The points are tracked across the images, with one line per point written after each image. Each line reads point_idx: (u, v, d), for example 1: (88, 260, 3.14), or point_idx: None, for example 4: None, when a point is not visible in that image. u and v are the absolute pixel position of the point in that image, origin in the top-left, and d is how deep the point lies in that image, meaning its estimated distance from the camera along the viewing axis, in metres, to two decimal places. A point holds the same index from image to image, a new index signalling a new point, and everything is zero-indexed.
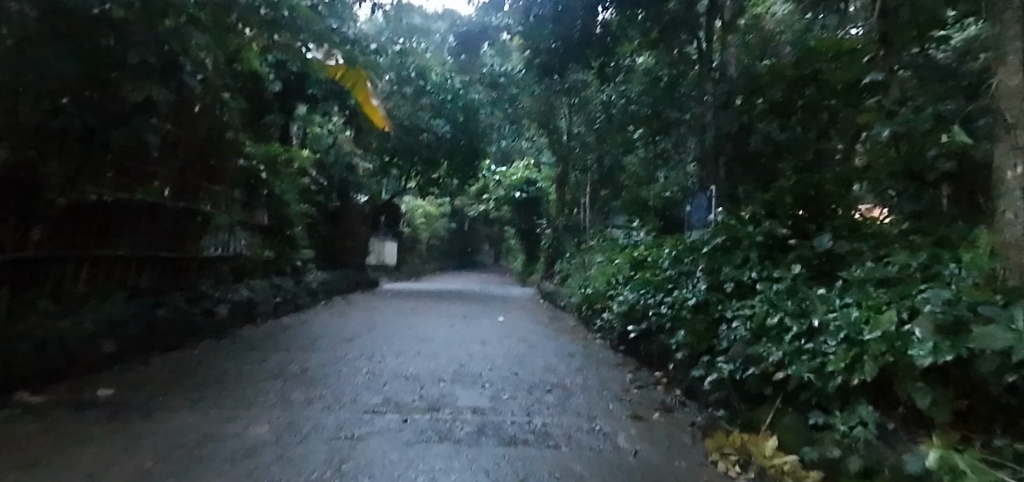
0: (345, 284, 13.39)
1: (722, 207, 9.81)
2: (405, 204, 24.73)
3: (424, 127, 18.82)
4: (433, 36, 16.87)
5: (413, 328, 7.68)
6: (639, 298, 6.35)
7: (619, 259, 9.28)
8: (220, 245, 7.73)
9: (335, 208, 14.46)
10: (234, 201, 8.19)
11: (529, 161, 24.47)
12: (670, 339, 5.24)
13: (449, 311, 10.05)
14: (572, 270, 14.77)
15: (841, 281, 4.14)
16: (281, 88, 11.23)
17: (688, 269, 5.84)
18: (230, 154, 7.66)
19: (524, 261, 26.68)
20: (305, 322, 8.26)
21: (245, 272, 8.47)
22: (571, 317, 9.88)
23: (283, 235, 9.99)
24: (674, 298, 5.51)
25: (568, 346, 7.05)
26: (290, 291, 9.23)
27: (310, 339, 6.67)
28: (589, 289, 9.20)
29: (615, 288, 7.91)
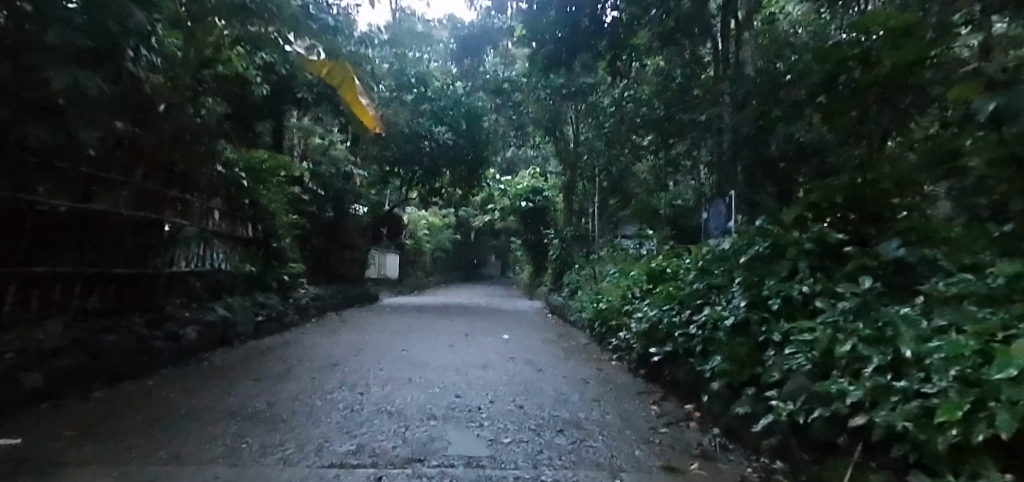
0: (341, 299, 12.67)
1: (743, 213, 9.04)
2: (408, 215, 24.06)
3: (423, 134, 17.95)
4: (436, 44, 16.79)
5: (407, 351, 6.90)
6: (662, 316, 5.57)
7: (634, 270, 8.51)
8: (195, 259, 7.02)
9: (330, 220, 13.50)
10: (212, 211, 7.51)
11: (536, 170, 23.78)
12: (703, 366, 4.44)
13: (451, 328, 9.27)
14: (581, 281, 14.00)
15: (922, 298, 3.33)
16: (270, 92, 10.64)
17: (719, 283, 5.06)
18: (204, 158, 6.96)
19: (531, 273, 25.88)
20: (289, 343, 7.49)
21: (223, 289, 7.74)
22: (583, 335, 9.07)
23: (270, 248, 9.31)
24: (706, 318, 4.72)
25: (580, 369, 6.25)
26: (275, 310, 8.49)
27: (288, 365, 5.90)
28: (602, 304, 8.44)
29: (632, 303, 7.14)
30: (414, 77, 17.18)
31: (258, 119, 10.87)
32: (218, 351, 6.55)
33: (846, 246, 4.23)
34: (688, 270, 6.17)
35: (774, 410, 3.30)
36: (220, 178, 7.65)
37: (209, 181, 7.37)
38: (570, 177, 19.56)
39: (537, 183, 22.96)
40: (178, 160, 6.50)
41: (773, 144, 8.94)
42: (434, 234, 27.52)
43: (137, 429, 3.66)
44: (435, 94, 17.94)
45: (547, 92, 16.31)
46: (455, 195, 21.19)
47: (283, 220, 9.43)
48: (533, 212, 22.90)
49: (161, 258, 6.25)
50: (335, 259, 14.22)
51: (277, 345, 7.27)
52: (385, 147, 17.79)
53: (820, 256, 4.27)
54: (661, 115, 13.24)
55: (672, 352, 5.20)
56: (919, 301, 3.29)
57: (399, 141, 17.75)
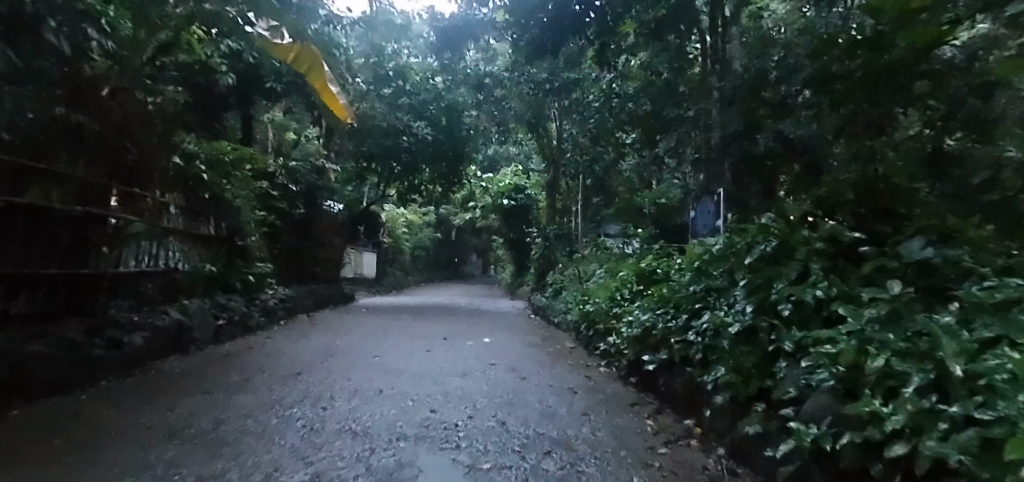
0: (313, 300, 12.10)
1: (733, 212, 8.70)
2: (386, 212, 23.46)
3: (401, 128, 17.15)
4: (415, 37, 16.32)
5: (380, 357, 6.41)
6: (656, 320, 5.16)
7: (622, 270, 8.11)
8: (147, 258, 6.47)
9: (301, 217, 12.80)
10: (167, 206, 6.95)
11: (518, 168, 23.34)
12: (704, 378, 4.03)
13: (429, 331, 8.79)
14: (564, 281, 13.60)
15: (958, 304, 2.93)
16: (236, 81, 10.07)
17: (719, 285, 4.66)
18: (158, 148, 6.40)
19: (513, 272, 25.45)
20: (252, 349, 6.95)
21: (180, 290, 7.18)
22: (567, 338, 8.65)
23: (235, 246, 8.76)
24: (706, 322, 4.31)
25: (567, 377, 5.81)
26: (239, 312, 7.94)
27: (247, 374, 5.37)
28: (588, 306, 8.04)
29: (621, 306, 6.75)
30: (391, 68, 16.43)
31: (225, 110, 10.29)
32: (170, 359, 5.99)
33: (861, 245, 3.85)
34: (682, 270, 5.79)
35: (792, 434, 2.89)
36: (176, 170, 7.07)
37: (164, 173, 6.80)
38: (553, 175, 19.16)
39: (519, 181, 22.53)
40: (124, 149, 5.93)
41: (762, 140, 8.63)
42: (414, 232, 26.97)
43: (53, 457, 3.13)
44: (413, 88, 17.11)
45: (530, 87, 15.91)
46: (435, 192, 20.65)
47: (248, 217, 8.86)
48: (515, 210, 22.47)
49: (103, 257, 5.67)
50: (307, 257, 13.67)
51: (239, 351, 6.72)
52: (362, 140, 16.76)
53: (832, 256, 3.88)
54: (647, 111, 12.90)
55: (669, 359, 4.79)
56: (954, 308, 2.89)
57: (378, 136, 16.85)
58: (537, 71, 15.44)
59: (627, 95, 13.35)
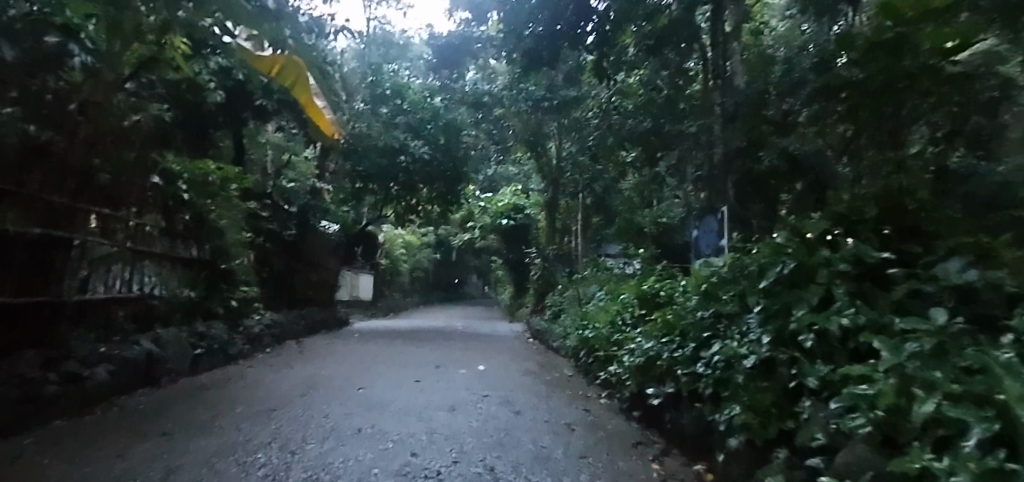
0: (304, 325, 11.67)
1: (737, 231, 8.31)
2: (384, 233, 23.10)
3: (399, 147, 16.85)
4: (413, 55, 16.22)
5: (365, 389, 5.99)
6: (661, 349, 4.75)
7: (623, 292, 7.70)
8: (117, 283, 6.08)
9: (292, 238, 12.45)
10: (142, 229, 6.58)
11: (517, 187, 23.02)
12: (717, 417, 3.60)
13: (421, 359, 8.36)
14: (563, 303, 13.16)
15: (1013, 335, 2.49)
16: (224, 99, 9.79)
17: (730, 310, 4.25)
18: (132, 165, 6.05)
19: (512, 294, 25.00)
20: (230, 380, 6.52)
21: (156, 318, 6.78)
22: (566, 365, 8.21)
23: (219, 269, 8.38)
24: (717, 353, 3.89)
25: (564, 411, 5.37)
26: (220, 340, 7.53)
27: (216, 411, 4.95)
28: (588, 331, 7.63)
29: (622, 332, 6.33)
30: (388, 86, 16.61)
31: (214, 129, 10.00)
32: (138, 392, 5.55)
33: (888, 266, 3.46)
34: (688, 293, 5.39)
35: None
36: (153, 190, 6.71)
37: (140, 193, 6.44)
38: (552, 194, 18.84)
39: (519, 200, 22.19)
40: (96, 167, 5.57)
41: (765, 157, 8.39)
42: (412, 253, 26.59)
43: None
44: (411, 107, 17.03)
45: (529, 104, 15.64)
46: (433, 213, 20.31)
47: (233, 239, 8.50)
48: (514, 231, 22.11)
49: (68, 282, 5.26)
50: (299, 281, 13.24)
51: (214, 383, 6.29)
52: (357, 160, 16.67)
53: (855, 279, 3.48)
54: (648, 127, 12.60)
55: (675, 393, 4.36)
56: (1008, 340, 2.46)
57: (375, 154, 16.72)
58: (533, 88, 15.23)
59: (627, 111, 13.05)
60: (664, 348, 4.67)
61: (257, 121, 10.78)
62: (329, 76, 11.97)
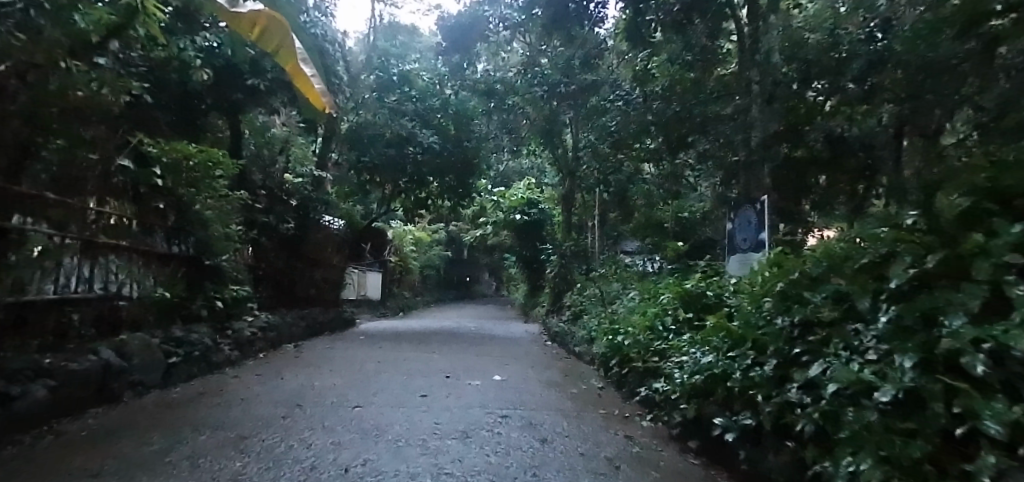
0: (303, 328, 10.74)
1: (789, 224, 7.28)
2: (393, 229, 22.19)
3: (407, 136, 15.57)
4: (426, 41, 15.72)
5: (361, 409, 5.05)
6: (729, 367, 3.74)
7: (662, 292, 6.70)
8: (75, 280, 5.21)
9: (292, 234, 11.55)
10: (106, 220, 5.69)
11: (530, 181, 22.04)
12: (830, 465, 2.62)
13: (430, 368, 7.43)
14: (584, 303, 12.13)
15: None
16: (213, 78, 8.91)
17: (831, 317, 3.23)
18: (90, 142, 5.21)
19: (527, 291, 24.02)
20: (207, 394, 5.60)
21: (124, 321, 5.88)
22: (593, 375, 7.25)
23: (205, 267, 7.50)
24: (822, 376, 2.87)
25: (602, 439, 4.39)
26: (202, 346, 6.63)
27: (177, 441, 4.04)
28: (618, 337, 6.67)
29: (666, 341, 5.35)
30: (395, 74, 15.67)
31: (203, 112, 9.13)
32: (88, 413, 4.63)
33: None
34: (756, 293, 4.36)
35: None
36: (121, 173, 5.94)
37: (100, 177, 5.59)
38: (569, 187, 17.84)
39: (533, 195, 21.17)
40: (38, 143, 4.66)
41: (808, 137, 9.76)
42: (423, 250, 25.68)
43: None
44: (419, 94, 15.95)
45: (543, 90, 14.67)
46: (444, 208, 19.37)
47: (220, 235, 7.51)
48: (528, 226, 21.11)
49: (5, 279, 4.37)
50: (300, 280, 12.32)
51: (188, 400, 5.38)
52: (362, 151, 15.41)
53: None
54: (676, 112, 11.58)
55: (755, 426, 3.35)
56: None
57: (379, 145, 15.44)
58: (550, 72, 14.50)
59: (651, 94, 11.98)
60: (735, 366, 3.66)
61: (253, 107, 9.90)
62: (327, 54, 11.05)
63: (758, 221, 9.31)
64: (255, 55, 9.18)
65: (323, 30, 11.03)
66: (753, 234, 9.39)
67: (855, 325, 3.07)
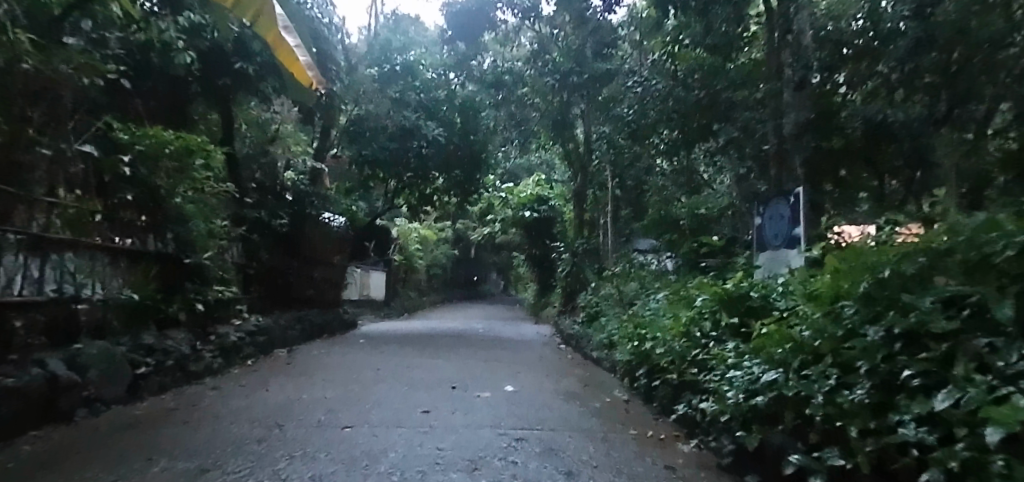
0: (299, 331, 10.02)
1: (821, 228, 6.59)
2: (398, 227, 21.46)
3: (411, 128, 14.55)
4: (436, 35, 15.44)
5: (350, 430, 4.29)
6: (806, 387, 2.96)
7: (695, 294, 5.93)
8: (23, 282, 4.50)
9: (288, 231, 10.84)
10: (63, 213, 4.99)
11: (540, 176, 21.24)
12: None
13: (433, 378, 6.66)
14: (599, 304, 11.34)
15: None
16: (197, 63, 8.20)
17: (951, 329, 2.45)
18: (38, 124, 4.51)
19: (536, 291, 23.21)
20: (176, 411, 4.87)
21: (85, 326, 5.17)
22: (617, 386, 6.49)
23: (185, 266, 6.77)
24: (958, 413, 2.10)
25: (640, 472, 3.62)
26: (179, 353, 5.91)
27: (119, 475, 3.28)
28: (645, 344, 5.89)
29: (711, 352, 4.56)
30: (399, 63, 14.62)
31: (188, 99, 8.45)
32: (26, 436, 3.93)
33: None
34: (827, 296, 3.59)
35: None
36: (82, 159, 5.25)
37: (52, 164, 4.87)
38: (581, 182, 17.02)
39: (543, 191, 20.36)
40: None
41: None
42: (429, 249, 24.94)
43: None
44: (423, 86, 14.85)
45: (555, 78, 14.24)
46: (450, 205, 18.61)
47: (201, 230, 6.82)
48: (537, 224, 20.29)
49: None
50: (297, 280, 11.59)
51: (152, 417, 4.65)
52: (363, 145, 14.32)
53: None
54: (698, 99, 10.77)
55: (847, 469, 2.58)
56: None
57: (383, 138, 14.35)
58: (562, 59, 14.07)
59: (670, 80, 11.16)
60: (814, 389, 2.89)
61: (246, 97, 9.24)
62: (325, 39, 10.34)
63: (790, 216, 8.62)
64: (240, 34, 8.38)
65: (319, 11, 10.19)
66: (785, 230, 8.71)
67: (992, 339, 2.29)
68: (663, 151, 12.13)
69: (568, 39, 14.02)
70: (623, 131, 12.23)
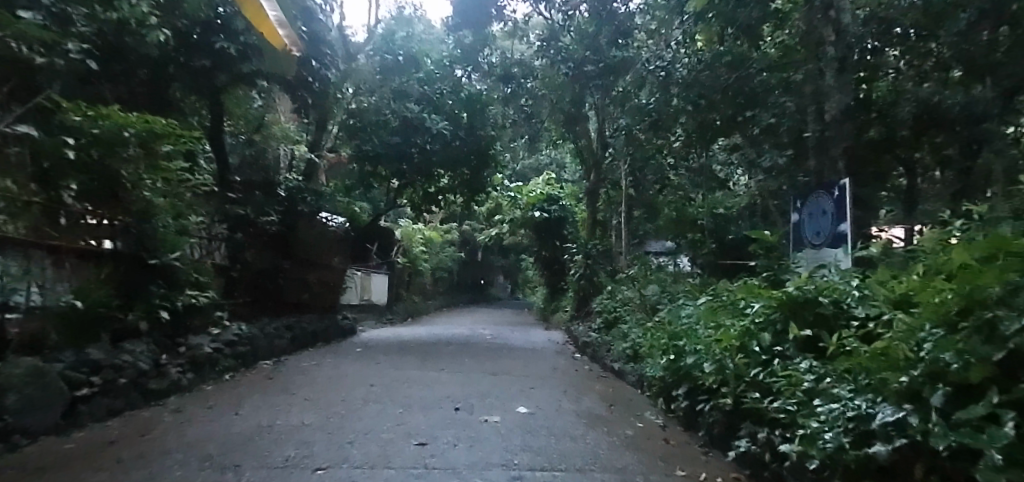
0: (289, 339, 9.12)
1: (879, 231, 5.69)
2: (402, 227, 20.60)
3: (414, 121, 13.68)
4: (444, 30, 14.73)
5: (324, 473, 3.37)
6: (962, 437, 2.02)
7: (745, 301, 4.97)
8: None
9: (280, 232, 9.96)
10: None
11: (550, 175, 20.33)
12: None
13: (435, 397, 5.75)
14: (618, 309, 10.40)
15: None
16: (173, 43, 7.36)
17: None
18: None
19: (546, 295, 22.24)
20: (118, 443, 3.97)
21: (16, 341, 4.27)
22: (649, 408, 5.55)
23: (151, 268, 5.90)
24: None
25: None
26: (136, 369, 5.03)
27: None
28: (684, 358, 4.95)
29: (783, 375, 3.62)
30: (402, 53, 13.47)
31: (165, 82, 7.63)
32: None
33: None
34: (959, 301, 2.62)
35: None
36: (18, 141, 4.41)
37: None
38: (594, 180, 16.04)
39: (553, 190, 19.40)
40: None
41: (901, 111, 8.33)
42: (435, 251, 24.07)
43: None
44: (427, 77, 13.95)
45: (568, 67, 13.40)
46: (456, 205, 17.70)
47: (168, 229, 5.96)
48: (547, 224, 19.32)
49: None
50: (291, 284, 10.71)
51: (85, 453, 3.75)
52: (363, 139, 13.43)
53: None
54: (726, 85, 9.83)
55: None
56: None
57: (384, 132, 13.42)
58: (574, 46, 13.31)
59: (696, 64, 10.20)
60: (985, 442, 1.91)
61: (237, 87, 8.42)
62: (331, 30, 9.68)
63: (836, 212, 7.69)
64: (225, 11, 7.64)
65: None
66: (829, 227, 7.79)
67: None
68: (685, 143, 11.16)
69: (582, 28, 13.24)
70: (642, 122, 11.27)
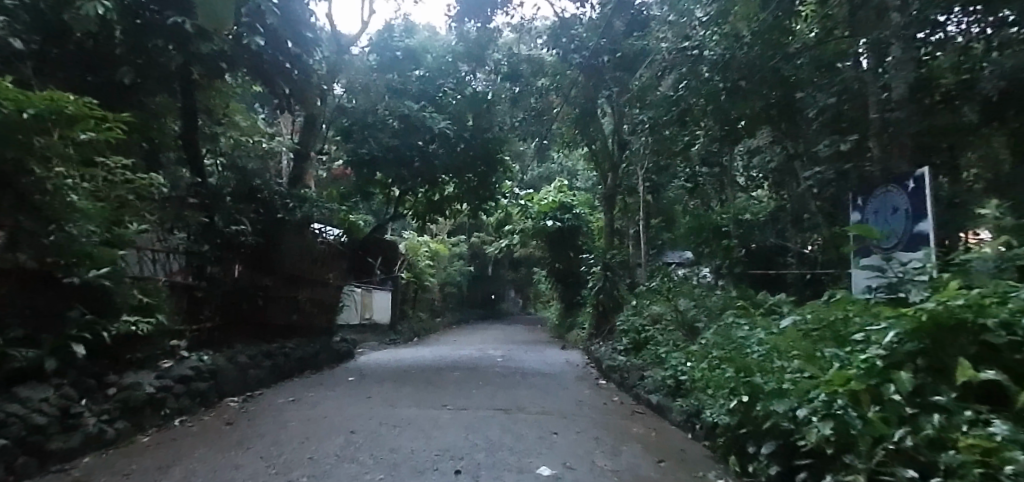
0: (266, 369, 7.86)
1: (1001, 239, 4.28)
2: (405, 240, 19.40)
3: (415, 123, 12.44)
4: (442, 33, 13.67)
5: None
6: None
7: (860, 329, 3.63)
8: None
9: (259, 244, 8.73)
10: None
11: (561, 182, 19.14)
12: None
13: (433, 451, 4.45)
14: (646, 328, 9.06)
15: None
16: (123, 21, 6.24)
17: None
18: None
19: (560, 311, 20.87)
20: None
21: None
22: (712, 466, 4.21)
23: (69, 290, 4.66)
24: None
25: None
26: (32, 424, 3.76)
27: None
28: (764, 403, 3.62)
29: (961, 448, 2.29)
30: (399, 49, 12.38)
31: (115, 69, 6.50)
32: None
33: None
34: None
35: None
36: None
37: None
38: (611, 184, 14.79)
39: (565, 198, 18.16)
40: None
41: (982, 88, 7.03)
42: (442, 265, 22.85)
43: None
44: (428, 73, 12.65)
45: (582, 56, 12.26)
46: (462, 216, 16.46)
47: (97, 238, 4.74)
48: (560, 235, 18.09)
49: None
50: (273, 304, 9.45)
51: None
52: (358, 142, 12.15)
53: None
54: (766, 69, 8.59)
55: None
56: None
57: (381, 135, 12.14)
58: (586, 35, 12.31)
59: (731, 44, 8.96)
60: None
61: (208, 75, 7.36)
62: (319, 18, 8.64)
63: (912, 209, 6.35)
64: None
65: None
66: (903, 227, 6.44)
67: None
68: (717, 137, 9.90)
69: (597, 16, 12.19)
70: (668, 114, 10.03)
